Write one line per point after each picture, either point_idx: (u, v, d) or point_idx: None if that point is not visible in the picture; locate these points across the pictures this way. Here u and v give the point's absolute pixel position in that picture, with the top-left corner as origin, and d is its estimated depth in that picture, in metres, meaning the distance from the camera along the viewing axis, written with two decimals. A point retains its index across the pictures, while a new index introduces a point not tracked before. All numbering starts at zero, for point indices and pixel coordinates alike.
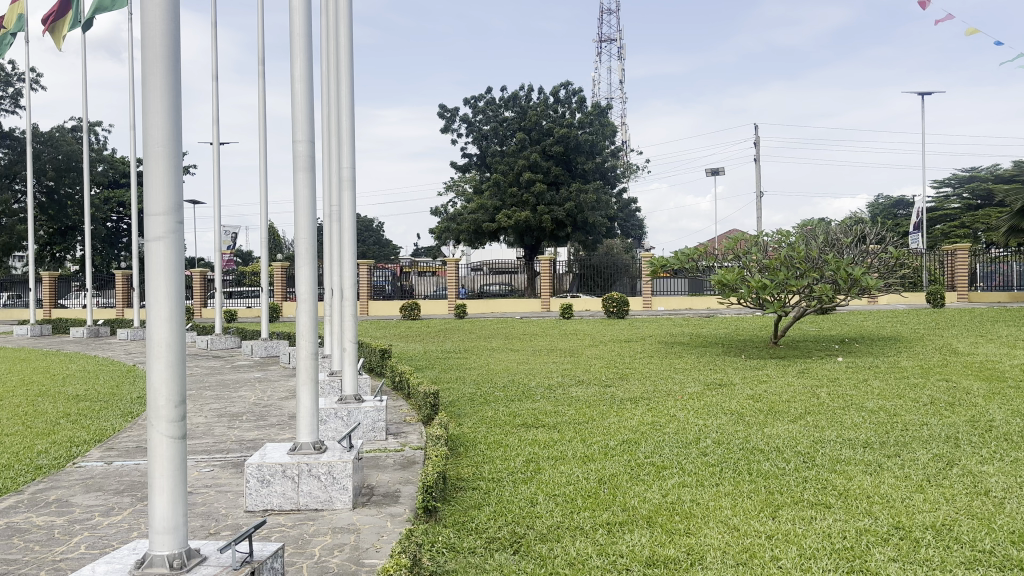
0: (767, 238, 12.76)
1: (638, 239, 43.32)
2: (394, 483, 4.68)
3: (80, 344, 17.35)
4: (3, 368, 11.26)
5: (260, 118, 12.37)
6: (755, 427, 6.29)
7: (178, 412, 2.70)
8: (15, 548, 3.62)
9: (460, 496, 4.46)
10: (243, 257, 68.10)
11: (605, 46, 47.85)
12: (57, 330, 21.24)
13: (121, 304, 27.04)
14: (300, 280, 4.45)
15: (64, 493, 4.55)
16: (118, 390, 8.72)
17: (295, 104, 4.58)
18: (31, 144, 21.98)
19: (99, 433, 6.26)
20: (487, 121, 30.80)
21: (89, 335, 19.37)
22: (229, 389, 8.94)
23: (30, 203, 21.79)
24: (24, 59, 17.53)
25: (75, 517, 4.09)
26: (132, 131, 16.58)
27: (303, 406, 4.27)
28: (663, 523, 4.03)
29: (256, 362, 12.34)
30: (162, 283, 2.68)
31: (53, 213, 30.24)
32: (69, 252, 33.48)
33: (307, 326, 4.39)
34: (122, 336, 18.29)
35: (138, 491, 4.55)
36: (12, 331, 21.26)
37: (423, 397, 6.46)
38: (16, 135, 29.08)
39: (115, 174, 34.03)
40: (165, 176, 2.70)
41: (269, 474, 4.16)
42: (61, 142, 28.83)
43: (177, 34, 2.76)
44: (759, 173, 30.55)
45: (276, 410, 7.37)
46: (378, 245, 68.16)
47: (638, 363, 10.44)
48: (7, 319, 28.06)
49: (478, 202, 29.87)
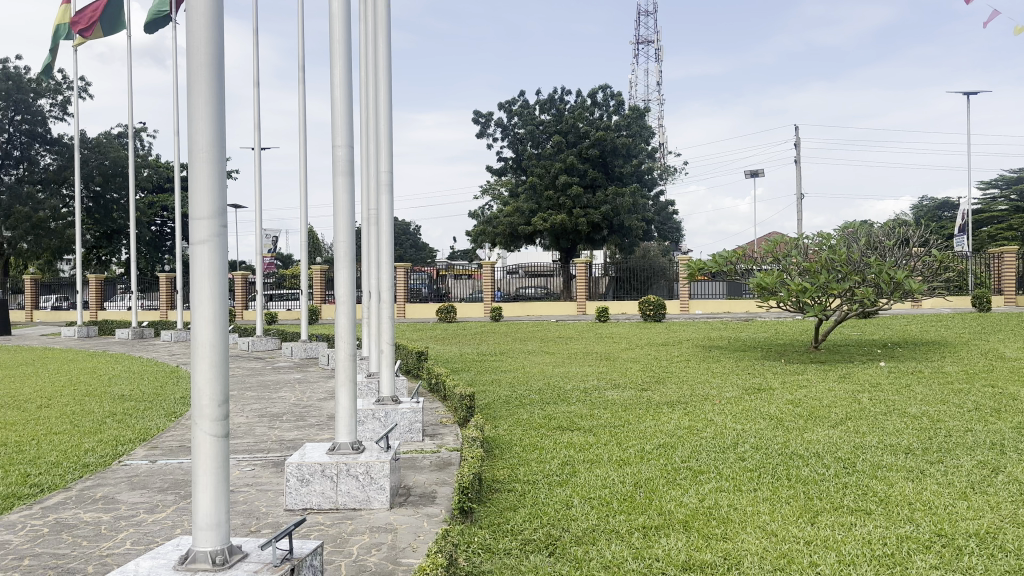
0: (807, 241, 12.56)
1: (677, 242, 42.96)
2: (430, 484, 4.73)
3: (125, 346, 17.82)
4: (52, 368, 11.63)
5: (300, 122, 12.52)
6: (794, 433, 6.21)
7: (221, 412, 2.76)
8: (64, 543, 3.74)
9: (496, 498, 4.49)
10: (283, 260, 69.30)
11: (642, 48, 47.78)
12: (103, 331, 21.77)
13: (165, 306, 27.68)
14: (340, 282, 4.52)
15: (109, 490, 4.67)
16: (162, 390, 8.95)
17: (335, 109, 4.65)
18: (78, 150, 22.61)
19: (144, 432, 6.42)
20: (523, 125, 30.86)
21: (134, 336, 19.84)
22: (270, 390, 9.12)
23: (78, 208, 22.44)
24: (74, 67, 18.12)
25: (120, 514, 4.20)
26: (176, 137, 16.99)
27: (342, 406, 4.33)
28: (700, 527, 4.00)
29: (295, 364, 12.51)
30: (206, 285, 2.75)
31: (99, 217, 31.06)
32: (115, 255, 34.35)
33: (345, 328, 4.44)
34: (165, 338, 18.73)
35: (181, 489, 4.65)
36: (61, 333, 21.87)
37: (459, 398, 6.51)
38: (65, 140, 30.21)
39: (159, 178, 34.86)
40: (210, 182, 2.77)
41: (308, 473, 4.23)
42: (109, 148, 29.84)
43: (221, 44, 2.83)
44: (800, 175, 30.10)
45: (315, 410, 7.49)
46: (415, 248, 68.72)
47: (674, 366, 10.37)
48: (57, 321, 28.90)
49: (514, 206, 29.91)
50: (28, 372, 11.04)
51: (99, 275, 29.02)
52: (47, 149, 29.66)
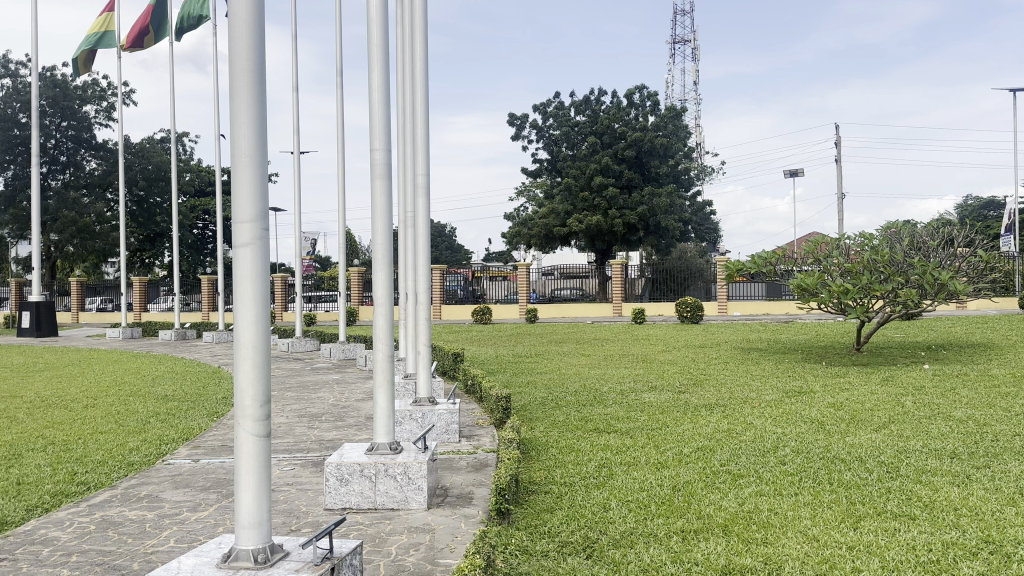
0: (849, 241, 12.35)
1: (714, 243, 42.52)
2: (468, 485, 4.74)
3: (169, 347, 18.20)
4: (99, 369, 11.94)
5: (339, 125, 12.65)
6: (835, 436, 6.10)
7: (263, 413, 2.81)
8: (110, 540, 3.83)
9: (533, 500, 4.49)
10: (322, 262, 70.19)
11: (679, 47, 47.43)
12: (148, 332, 22.26)
13: (207, 308, 28.21)
14: (377, 285, 4.56)
15: (152, 489, 4.77)
16: (204, 390, 9.12)
17: (373, 113, 4.69)
18: (123, 155, 23.13)
19: (187, 432, 6.55)
20: (558, 126, 30.82)
21: (177, 337, 20.25)
22: (309, 390, 9.23)
23: (123, 211, 22.97)
24: (117, 73, 18.58)
25: (164, 512, 4.29)
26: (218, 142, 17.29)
27: (380, 407, 4.36)
28: (741, 531, 3.95)
29: (333, 365, 12.67)
30: (247, 288, 2.80)
31: (143, 221, 31.78)
32: (159, 258, 35.09)
33: (383, 329, 4.47)
34: (207, 339, 19.07)
35: (223, 488, 4.74)
36: (107, 334, 22.40)
37: (495, 400, 6.52)
38: (109, 146, 31.10)
39: (201, 182, 35.57)
40: (252, 187, 2.82)
41: (347, 473, 4.27)
42: (152, 153, 30.63)
43: (261, 51, 2.87)
44: (840, 175, 29.61)
45: (353, 410, 7.56)
46: (451, 250, 69.01)
47: (712, 368, 10.28)
48: (103, 323, 29.63)
49: (549, 207, 29.88)
50: (76, 373, 11.33)
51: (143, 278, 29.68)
52: (92, 155, 30.50)
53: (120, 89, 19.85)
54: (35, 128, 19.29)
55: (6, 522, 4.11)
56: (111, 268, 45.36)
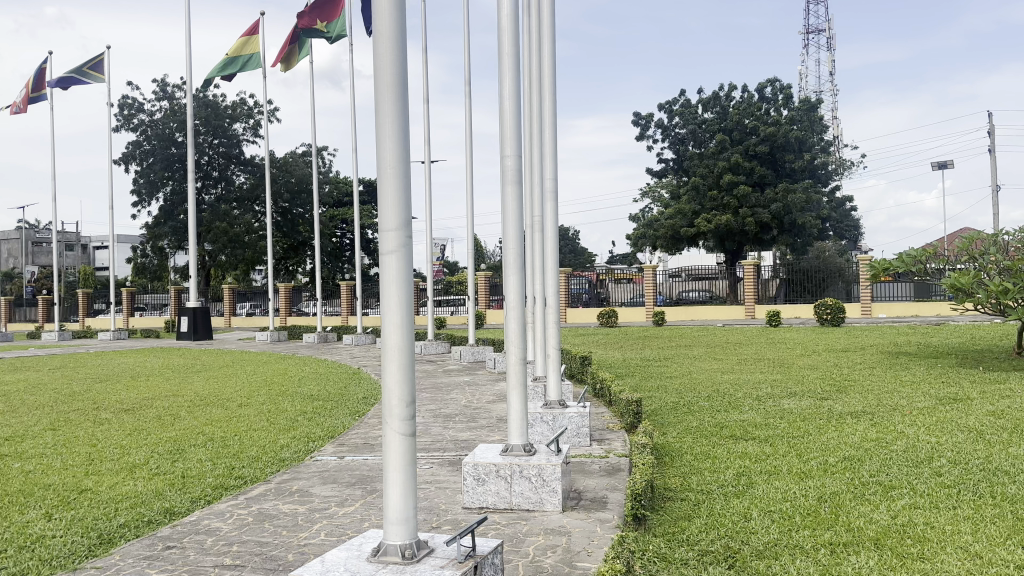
0: (1008, 236, 11.32)
1: (854, 241, 40.33)
2: (601, 489, 4.73)
3: (312, 349, 19.24)
4: (252, 369, 12.80)
5: (467, 133, 12.95)
6: (998, 447, 5.63)
7: (409, 413, 2.92)
8: (267, 531, 4.08)
9: (670, 506, 4.41)
10: (450, 267, 72.09)
11: (812, 38, 45.38)
12: (292, 335, 23.62)
13: (346, 312, 29.60)
14: (509, 288, 4.64)
15: (303, 484, 5.05)
16: (345, 390, 9.57)
17: (504, 120, 4.78)
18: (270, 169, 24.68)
19: (332, 430, 6.89)
20: (685, 124, 30.21)
21: (319, 339, 21.38)
22: (442, 391, 9.50)
23: (269, 221, 24.54)
24: (263, 92, 19.89)
25: (314, 506, 4.54)
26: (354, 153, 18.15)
27: (513, 409, 4.41)
28: (895, 546, 3.72)
29: (465, 367, 12.98)
30: (393, 294, 2.92)
31: (286, 230, 33.81)
32: (301, 265, 37.17)
33: (516, 333, 4.55)
34: (346, 342, 20.02)
35: (367, 485, 4.95)
36: (256, 337, 23.97)
37: (626, 404, 6.46)
38: (258, 161, 33.25)
39: (338, 193, 37.41)
40: (397, 196, 2.95)
41: (483, 473, 4.36)
42: (294, 167, 32.74)
43: (403, 65, 3.00)
44: (998, 165, 27.36)
45: (485, 412, 7.71)
46: (575, 252, 69.07)
47: (856, 373, 9.75)
48: (252, 326, 31.73)
49: (677, 207, 29.26)
50: (231, 373, 12.19)
51: (287, 284, 31.54)
52: (242, 169, 32.77)
53: (266, 106, 21.24)
54: (192, 147, 20.85)
55: (177, 511, 4.45)
56: (258, 276, 48.49)
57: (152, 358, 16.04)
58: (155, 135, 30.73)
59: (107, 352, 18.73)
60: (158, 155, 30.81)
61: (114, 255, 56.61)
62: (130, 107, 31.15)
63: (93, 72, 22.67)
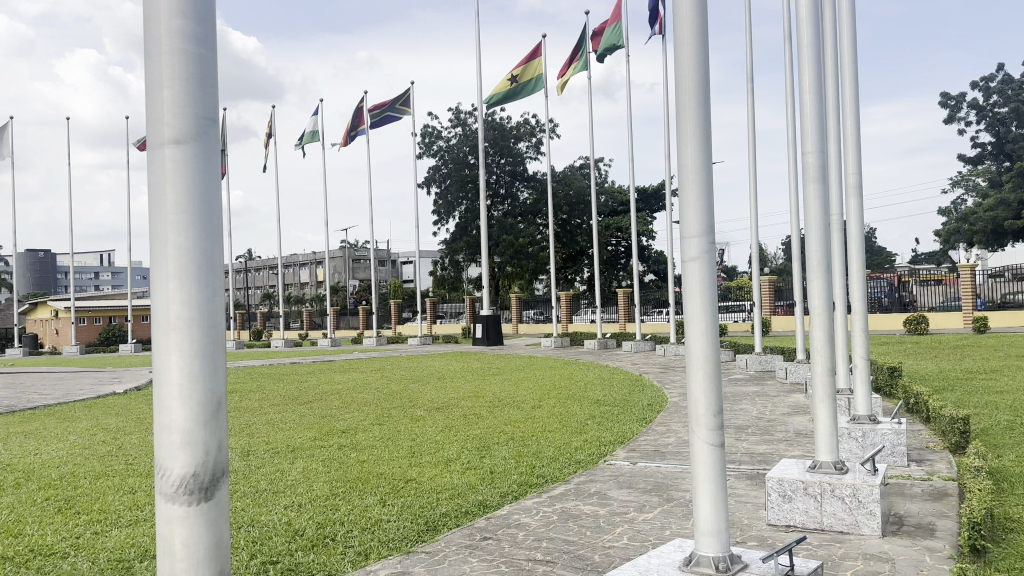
0: None
1: None
2: (927, 515, 4.23)
3: (596, 355, 19.74)
4: (543, 374, 13.47)
5: (750, 134, 12.52)
6: None
7: (716, 422, 2.87)
8: (572, 530, 4.24)
9: (1016, 540, 3.82)
10: (730, 274, 69.67)
11: None
12: (575, 342, 24.45)
13: (624, 319, 29.91)
14: (812, 294, 4.37)
15: (602, 486, 5.18)
16: (631, 397, 9.66)
17: (804, 115, 4.51)
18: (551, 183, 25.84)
19: (622, 436, 6.99)
20: (1006, 103, 26.40)
21: (601, 346, 21.88)
22: (732, 401, 9.19)
23: (551, 232, 25.77)
24: (546, 111, 21.19)
25: (615, 510, 4.62)
26: (633, 164, 18.64)
27: (822, 425, 4.13)
28: None
29: (753, 376, 12.46)
30: (697, 300, 2.89)
31: (566, 241, 35.19)
32: (580, 274, 38.37)
33: (820, 342, 4.27)
34: (627, 349, 20.26)
35: (666, 493, 4.94)
36: (542, 343, 25.16)
37: (948, 422, 5.72)
38: (539, 176, 34.91)
39: (613, 203, 38.14)
40: (699, 200, 2.93)
41: (791, 489, 4.12)
42: (573, 180, 34.37)
43: (703, 68, 2.99)
44: None
45: (781, 425, 7.31)
46: (870, 254, 63.19)
47: None
48: (535, 333, 33.40)
49: (998, 198, 25.57)
50: (524, 377, 12.92)
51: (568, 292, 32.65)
52: (525, 185, 34.60)
53: (548, 124, 22.50)
54: (483, 169, 22.42)
55: (488, 505, 4.80)
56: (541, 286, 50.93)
57: (455, 362, 17.56)
58: (450, 158, 34.01)
59: (416, 356, 20.87)
60: (453, 176, 33.91)
61: (416, 269, 62.70)
62: (429, 134, 34.64)
63: (403, 107, 25.47)
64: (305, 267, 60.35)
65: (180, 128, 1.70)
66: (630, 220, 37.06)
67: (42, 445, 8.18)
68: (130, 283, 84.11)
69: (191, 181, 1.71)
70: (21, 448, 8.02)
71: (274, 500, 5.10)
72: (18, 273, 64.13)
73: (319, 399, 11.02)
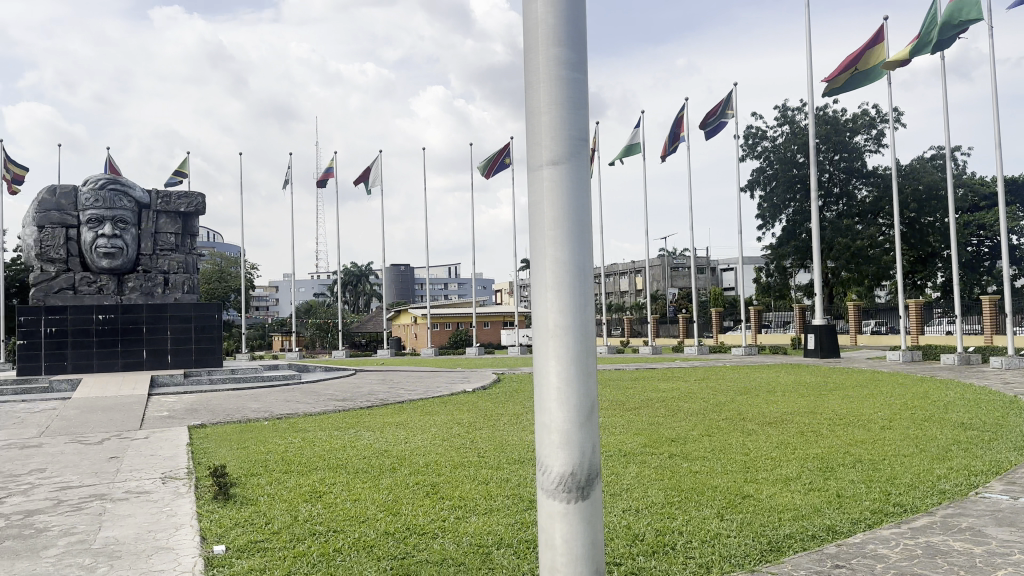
0: None
1: None
2: None
3: (955, 372, 17.30)
4: (889, 391, 12.14)
5: None
6: None
7: None
8: (940, 567, 3.75)
9: None
10: None
11: None
12: (927, 356, 21.68)
13: (991, 331, 25.78)
14: None
15: (975, 522, 4.50)
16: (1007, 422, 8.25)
17: None
18: (895, 178, 23.25)
19: (998, 466, 6.02)
20: None
21: (961, 361, 19.12)
22: None
23: (895, 233, 23.21)
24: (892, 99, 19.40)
25: (993, 550, 4.00)
26: (1004, 150, 16.24)
27: None
28: None
29: None
30: None
31: (913, 242, 31.43)
32: (932, 280, 33.95)
33: None
34: (997, 365, 17.44)
35: None
36: (885, 356, 22.73)
37: None
38: (881, 170, 31.93)
39: (974, 197, 33.21)
40: None
41: None
42: (923, 173, 30.71)
43: None
44: None
45: None
46: None
47: None
48: (876, 346, 30.27)
49: None
50: (868, 394, 11.75)
51: (917, 300, 29.05)
52: (864, 182, 31.83)
53: (893, 112, 20.38)
54: (815, 168, 20.99)
55: (839, 531, 4.45)
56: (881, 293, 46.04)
57: (786, 374, 16.61)
58: (777, 158, 32.48)
59: (742, 366, 20.19)
60: (781, 178, 32.40)
61: (738, 276, 60.43)
62: (754, 136, 33.44)
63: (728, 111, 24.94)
64: (625, 276, 61.77)
65: (556, 149, 2.32)
66: (997, 215, 31.90)
67: (411, 435, 9.45)
68: (471, 293, 93.51)
69: (570, 198, 2.33)
70: (396, 436, 9.35)
71: (612, 503, 5.29)
72: (385, 283, 74.98)
73: (646, 406, 11.17)
